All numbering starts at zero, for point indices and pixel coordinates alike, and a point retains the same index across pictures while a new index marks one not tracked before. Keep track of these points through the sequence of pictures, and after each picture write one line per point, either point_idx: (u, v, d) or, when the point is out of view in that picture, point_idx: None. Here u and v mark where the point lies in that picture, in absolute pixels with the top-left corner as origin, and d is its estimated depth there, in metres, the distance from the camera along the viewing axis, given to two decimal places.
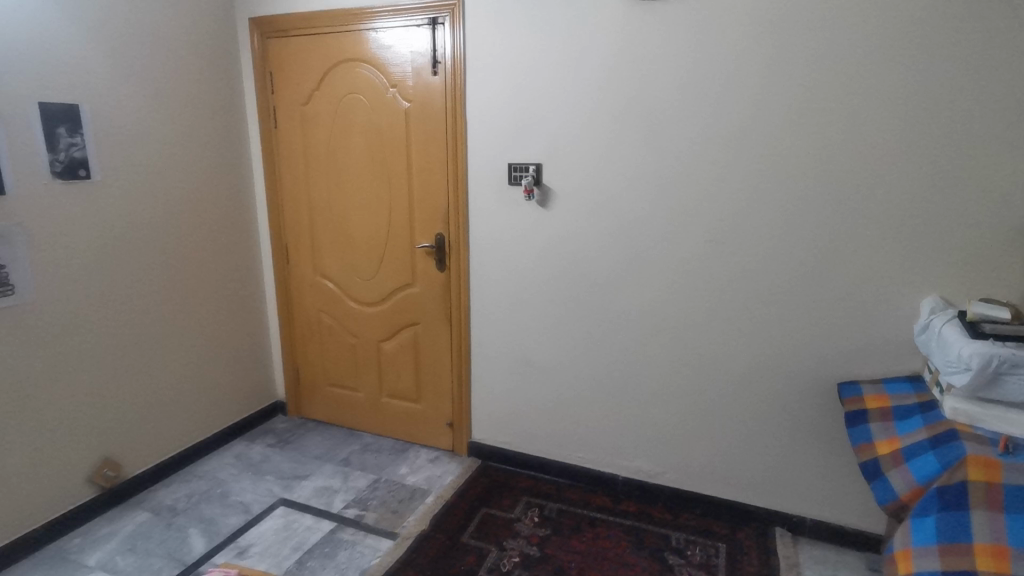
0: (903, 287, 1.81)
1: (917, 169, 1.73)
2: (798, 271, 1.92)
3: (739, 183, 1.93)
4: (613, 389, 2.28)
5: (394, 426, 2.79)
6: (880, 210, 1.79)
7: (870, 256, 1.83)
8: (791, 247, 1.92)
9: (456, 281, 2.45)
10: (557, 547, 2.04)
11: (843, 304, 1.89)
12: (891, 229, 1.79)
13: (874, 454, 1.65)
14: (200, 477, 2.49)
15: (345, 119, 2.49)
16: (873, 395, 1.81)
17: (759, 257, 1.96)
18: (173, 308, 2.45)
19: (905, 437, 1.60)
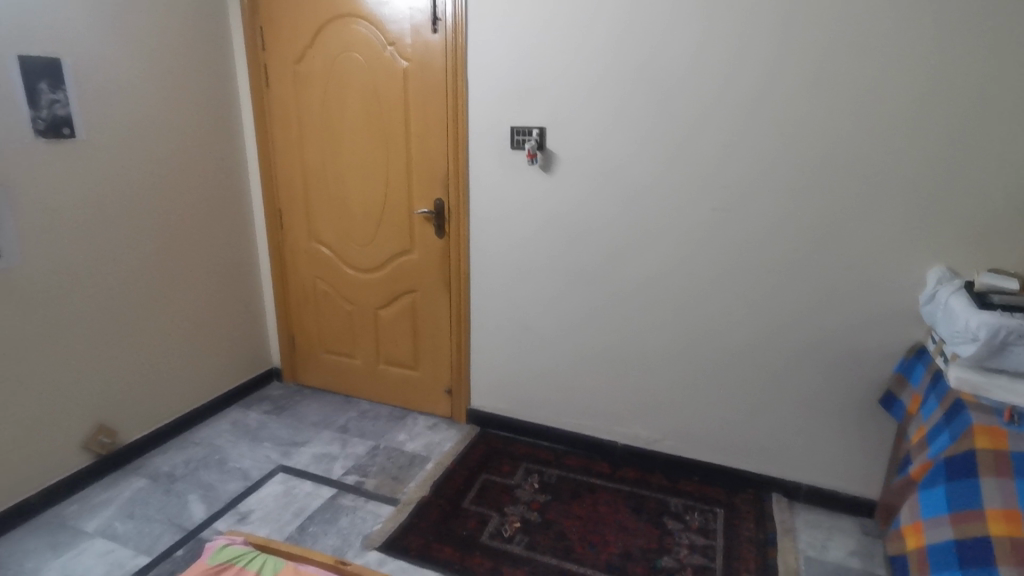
0: (910, 257, 1.80)
1: (932, 138, 1.69)
2: (805, 239, 1.90)
3: (748, 149, 1.89)
4: (613, 357, 2.28)
5: (392, 393, 2.78)
6: (891, 179, 1.76)
7: (878, 226, 1.81)
8: (799, 216, 1.89)
9: (456, 248, 2.41)
10: (557, 512, 2.06)
11: (848, 274, 1.88)
12: (901, 199, 1.76)
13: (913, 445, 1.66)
14: (196, 443, 2.47)
15: (340, 78, 2.40)
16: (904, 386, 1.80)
17: (767, 226, 1.93)
18: (163, 273, 2.39)
19: (927, 417, 1.61)
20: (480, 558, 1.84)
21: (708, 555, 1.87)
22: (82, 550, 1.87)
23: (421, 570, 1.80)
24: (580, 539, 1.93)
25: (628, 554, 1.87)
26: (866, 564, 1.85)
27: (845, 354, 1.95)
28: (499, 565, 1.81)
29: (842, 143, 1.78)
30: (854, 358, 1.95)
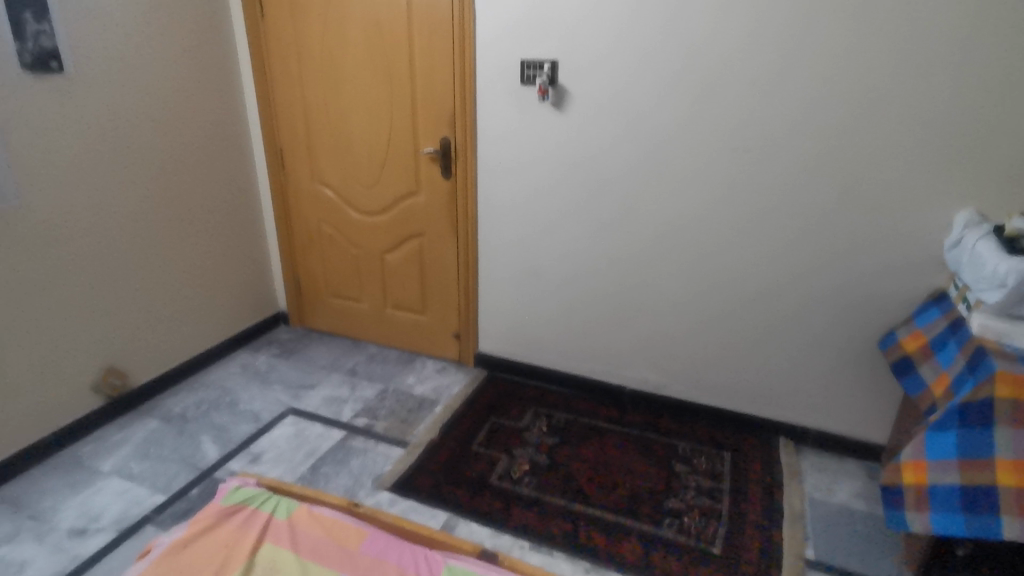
0: (938, 200, 1.72)
1: (975, 73, 1.58)
2: (829, 181, 1.82)
3: (774, 84, 1.78)
4: (624, 303, 2.24)
5: (400, 337, 2.77)
6: (925, 117, 1.66)
7: (908, 168, 1.72)
8: (823, 156, 1.80)
9: (463, 189, 2.33)
10: (565, 454, 2.08)
11: (871, 218, 1.81)
12: (934, 138, 1.67)
13: (930, 399, 1.59)
14: (207, 386, 2.49)
15: (339, 7, 2.26)
16: (909, 336, 1.78)
17: (789, 167, 1.84)
18: (165, 215, 2.33)
19: (951, 369, 1.54)
20: (490, 499, 1.86)
21: (715, 496, 1.89)
22: (99, 488, 1.90)
23: (432, 510, 1.83)
24: (588, 480, 1.95)
25: (636, 495, 1.89)
26: (871, 506, 1.87)
27: (863, 300, 1.91)
28: (509, 506, 1.84)
29: (876, 78, 1.67)
30: (872, 304, 1.90)
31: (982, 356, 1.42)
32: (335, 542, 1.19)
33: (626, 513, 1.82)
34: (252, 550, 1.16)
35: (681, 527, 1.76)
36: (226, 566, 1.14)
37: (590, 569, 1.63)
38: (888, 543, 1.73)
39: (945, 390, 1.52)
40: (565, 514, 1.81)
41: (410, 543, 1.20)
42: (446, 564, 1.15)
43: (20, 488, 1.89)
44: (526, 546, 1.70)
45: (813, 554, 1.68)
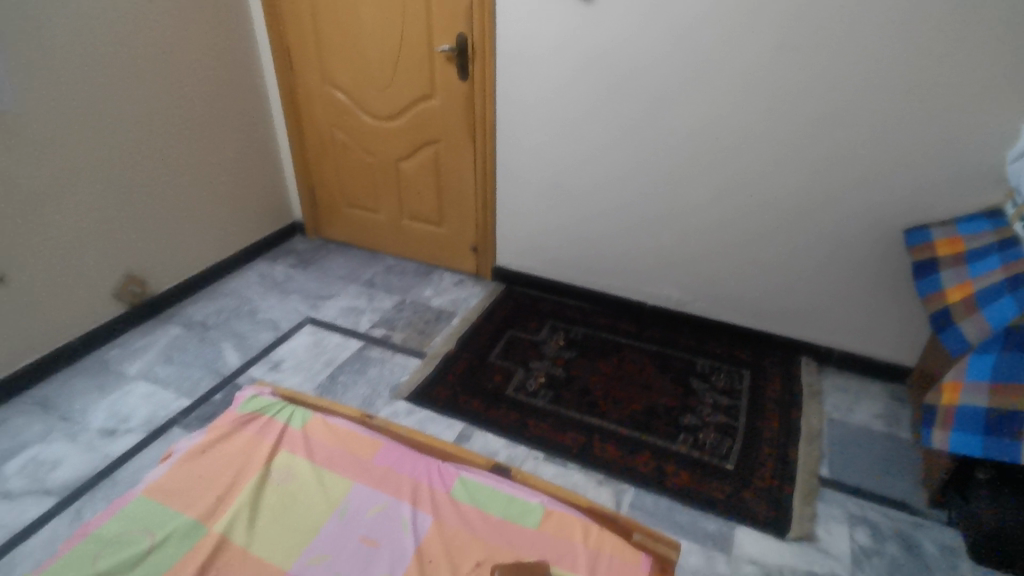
0: (1006, 106, 1.55)
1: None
2: (885, 85, 1.63)
3: None
4: (648, 216, 2.14)
5: (417, 248, 2.72)
6: (1005, 8, 1.45)
7: (979, 68, 1.53)
8: (880, 55, 1.61)
9: (482, 92, 2.18)
10: (582, 369, 2.07)
11: (927, 126, 1.64)
12: (1012, 33, 1.46)
13: (945, 304, 1.55)
14: (226, 294, 2.50)
15: None
16: (943, 240, 1.67)
17: (841, 69, 1.66)
18: (171, 116, 2.24)
19: (980, 282, 1.49)
20: (505, 410, 1.88)
21: (732, 414, 1.87)
22: (127, 391, 1.97)
23: (448, 420, 1.86)
24: (604, 395, 1.95)
25: (652, 410, 1.88)
26: (891, 427, 1.85)
27: (907, 217, 1.78)
28: (524, 418, 1.86)
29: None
30: (917, 222, 1.78)
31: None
32: (349, 451, 1.21)
33: (641, 428, 1.82)
34: (268, 457, 1.19)
35: (695, 442, 1.77)
36: (243, 471, 1.17)
37: (602, 480, 1.65)
38: (905, 464, 1.71)
39: (980, 306, 1.45)
40: (580, 427, 1.82)
41: (423, 454, 1.21)
42: (458, 476, 1.15)
43: (53, 389, 1.97)
44: (540, 457, 1.72)
45: (826, 472, 1.68)
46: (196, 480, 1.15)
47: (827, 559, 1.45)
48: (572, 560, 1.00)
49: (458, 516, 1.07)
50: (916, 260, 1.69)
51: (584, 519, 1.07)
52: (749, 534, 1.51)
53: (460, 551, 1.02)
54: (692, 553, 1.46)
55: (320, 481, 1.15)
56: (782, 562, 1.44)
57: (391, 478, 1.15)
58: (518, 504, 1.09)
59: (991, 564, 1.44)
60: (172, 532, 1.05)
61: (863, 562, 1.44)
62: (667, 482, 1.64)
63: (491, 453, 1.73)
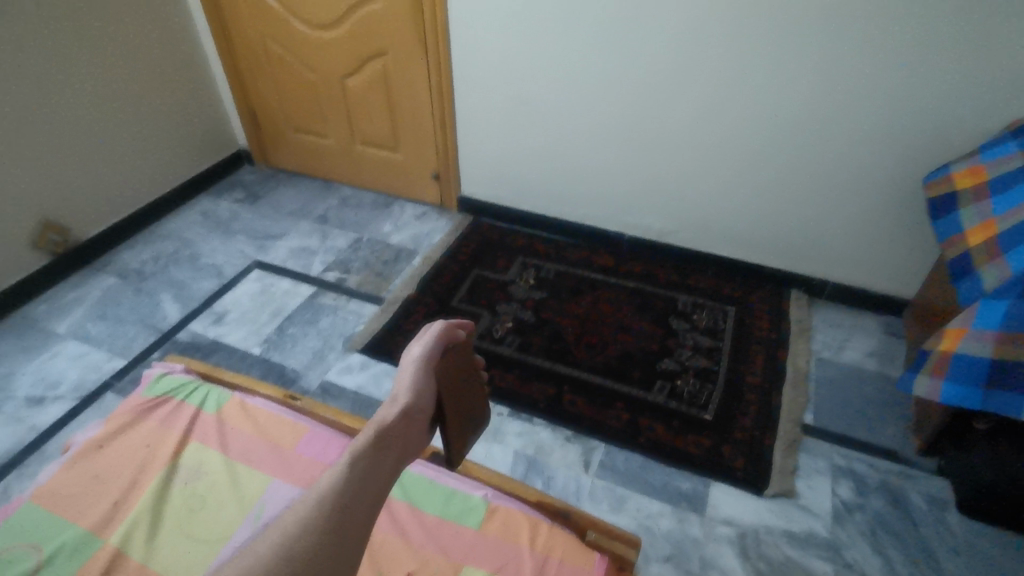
0: None
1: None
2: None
3: None
4: (618, 128, 1.87)
5: (374, 178, 2.45)
6: None
7: None
8: None
9: (432, 9, 1.87)
10: (552, 311, 1.88)
11: (965, 32, 1.37)
12: None
13: (964, 248, 1.32)
14: (164, 238, 2.25)
15: None
16: (965, 172, 1.45)
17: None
18: (71, 18, 1.90)
19: (1006, 219, 1.26)
20: None
21: (713, 358, 1.72)
22: (55, 353, 1.77)
23: None
24: (576, 341, 1.78)
25: (628, 357, 1.73)
26: (883, 367, 1.70)
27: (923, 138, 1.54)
28: (488, 370, 1.69)
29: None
30: (933, 149, 1.55)
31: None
32: (267, 441, 1.06)
33: (615, 377, 1.67)
34: (175, 451, 1.03)
35: (673, 391, 1.63)
36: (144, 470, 1.01)
37: (570, 438, 1.53)
38: (895, 408, 1.58)
39: (991, 248, 1.26)
40: (549, 378, 1.67)
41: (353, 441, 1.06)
42: None
43: None
44: (505, 413, 1.59)
45: (811, 420, 1.56)
46: (89, 481, 0.99)
47: (807, 517, 1.36)
48: (516, 569, 0.88)
49: (389, 519, 0.94)
50: (935, 200, 1.48)
51: (532, 515, 0.94)
52: (726, 492, 1.41)
53: (390, 562, 0.89)
54: (663, 516, 1.36)
55: (234, 479, 1.00)
56: (759, 523, 1.35)
57: (313, 473, 1.01)
58: (459, 501, 0.97)
59: (979, 516, 1.34)
60: (57, 549, 0.90)
61: (845, 520, 1.35)
62: (639, 437, 1.52)
63: None
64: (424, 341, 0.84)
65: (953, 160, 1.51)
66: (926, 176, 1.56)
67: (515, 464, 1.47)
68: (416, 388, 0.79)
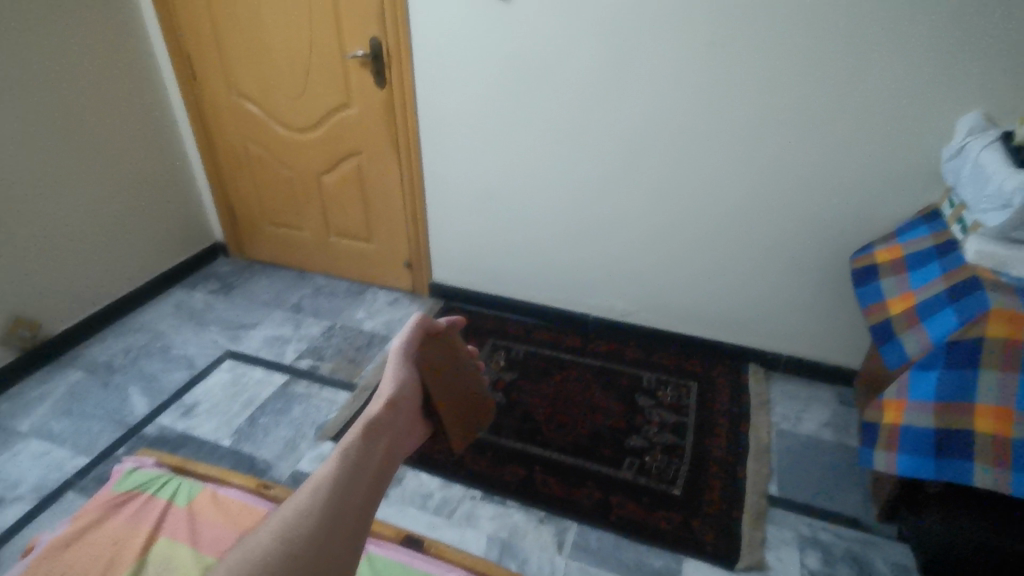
0: (933, 114, 1.49)
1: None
2: (824, 59, 1.51)
3: None
4: (578, 218, 2.01)
5: (348, 266, 2.54)
6: (929, 18, 1.39)
7: (908, 84, 1.48)
8: (814, 67, 1.53)
9: (403, 113, 2.04)
10: (522, 392, 1.93)
11: (872, 133, 1.56)
12: (937, 44, 1.41)
13: (889, 316, 1.46)
14: (135, 331, 2.26)
15: None
16: (885, 249, 1.61)
17: (775, 41, 1.53)
18: (60, 126, 2.01)
19: (923, 292, 1.40)
20: (442, 445, 1.74)
21: (679, 432, 1.78)
22: (16, 452, 1.73)
23: None
24: (546, 421, 1.82)
25: (597, 435, 1.77)
26: (840, 436, 1.77)
27: (849, 223, 1.71)
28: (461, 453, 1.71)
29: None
30: (859, 232, 1.72)
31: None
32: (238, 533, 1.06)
33: (586, 456, 1.71)
34: (143, 547, 1.02)
35: (642, 468, 1.67)
36: (110, 567, 1.00)
37: (543, 519, 1.54)
38: (853, 476, 1.65)
39: (913, 318, 1.38)
40: (521, 459, 1.69)
41: None
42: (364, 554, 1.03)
43: None
44: (478, 496, 1.60)
45: (775, 491, 1.61)
46: None
47: None
48: None
49: None
50: (859, 270, 1.64)
51: None
52: (698, 568, 1.42)
53: None
54: None
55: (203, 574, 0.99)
56: None
57: None
58: None
59: None
60: None
61: None
62: (611, 515, 1.54)
63: (424, 496, 1.60)
64: (405, 334, 0.90)
65: (875, 240, 1.68)
66: (857, 250, 1.71)
67: (489, 549, 1.46)
68: (403, 379, 0.84)
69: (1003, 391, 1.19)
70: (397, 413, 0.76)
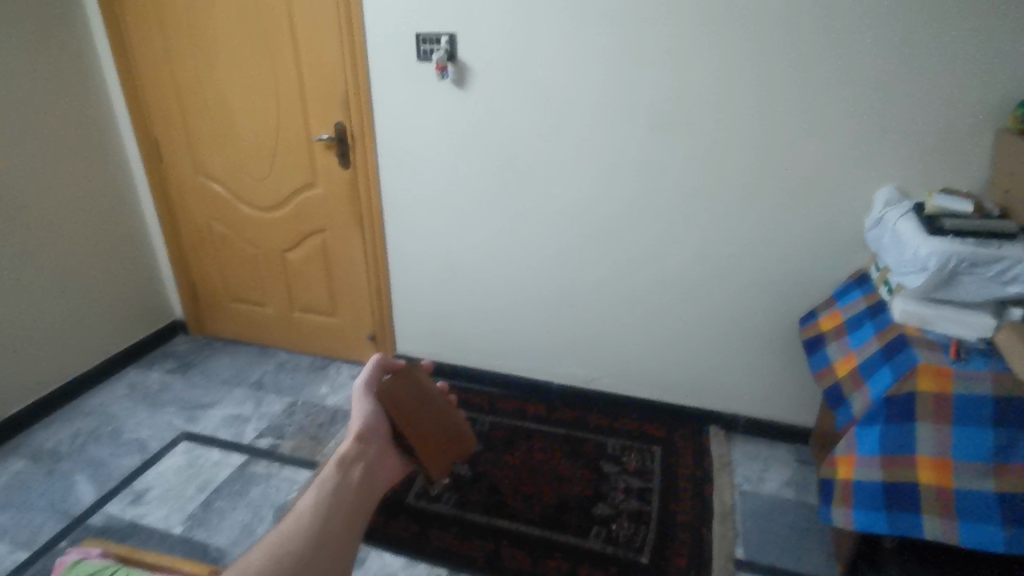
0: (855, 187, 1.64)
1: (915, 11, 1.43)
2: (753, 140, 1.66)
3: (692, 73, 1.64)
4: (538, 288, 2.08)
5: (311, 341, 2.53)
6: (840, 107, 1.57)
7: (828, 163, 1.63)
8: (745, 148, 1.68)
9: (366, 190, 2.12)
10: (488, 463, 1.92)
11: (804, 205, 1.70)
12: (850, 128, 1.58)
13: (835, 378, 1.53)
14: (85, 414, 2.18)
15: (207, 18, 2.03)
16: (827, 316, 1.71)
17: (710, 125, 1.68)
18: (17, 208, 2.02)
19: (861, 352, 1.49)
20: (406, 522, 1.70)
21: (644, 498, 1.78)
22: None
23: None
24: (512, 492, 1.80)
25: (564, 504, 1.76)
26: (801, 495, 1.81)
27: (792, 288, 1.82)
28: (426, 530, 1.68)
29: (810, 17, 1.50)
30: (801, 296, 1.83)
31: (972, 355, 1.30)
32: None
33: (553, 527, 1.69)
34: None
35: (609, 536, 1.66)
36: None
37: None
38: (816, 536, 1.66)
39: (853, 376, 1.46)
40: (487, 533, 1.67)
41: None
42: None
43: None
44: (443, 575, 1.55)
45: (742, 554, 1.61)
46: None
47: None
48: None
49: None
50: (808, 338, 1.72)
51: None
52: None
53: None
54: None
55: None
56: None
57: None
58: None
59: None
60: None
61: None
62: None
63: None
64: (366, 374, 0.96)
65: (817, 306, 1.79)
66: (802, 318, 1.81)
67: None
68: (368, 413, 0.90)
69: (940, 444, 1.26)
70: (366, 447, 0.84)
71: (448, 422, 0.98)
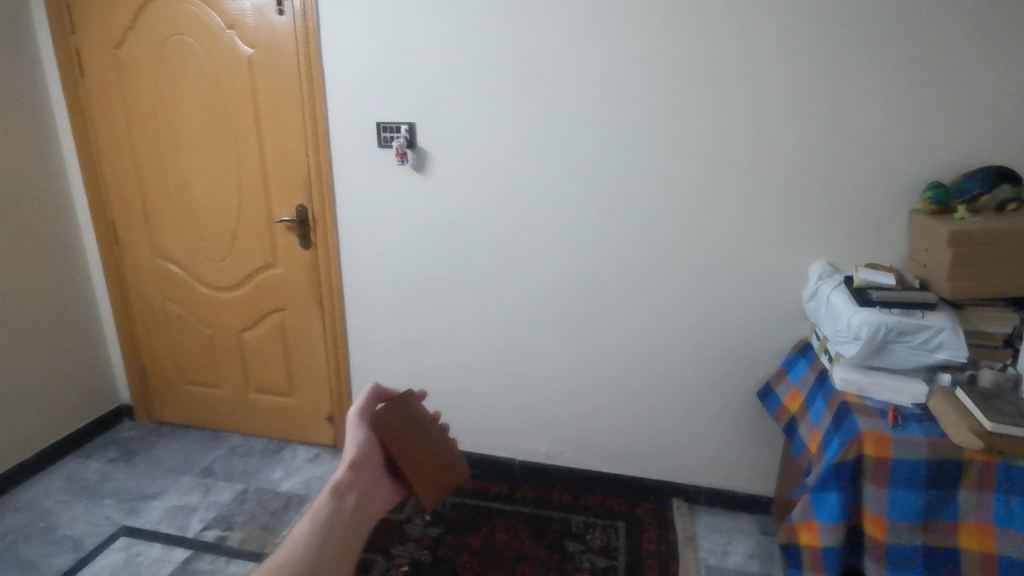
0: (790, 263, 1.76)
1: (827, 108, 1.60)
2: (694, 222, 1.78)
3: (636, 160, 1.77)
4: (498, 363, 2.10)
5: (266, 424, 2.45)
6: (771, 191, 1.71)
7: (765, 241, 1.75)
8: (688, 228, 1.79)
9: (326, 270, 2.14)
10: (450, 547, 1.86)
11: (746, 281, 1.80)
12: (781, 209, 1.71)
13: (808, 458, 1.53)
14: (15, 510, 2.03)
15: (175, 108, 2.10)
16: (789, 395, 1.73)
17: (654, 207, 1.80)
18: None
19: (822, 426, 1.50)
20: None
21: None
22: None
23: None
24: None
25: None
26: (765, 567, 1.80)
27: (741, 359, 1.89)
28: None
29: (737, 112, 1.66)
30: (750, 366, 1.90)
31: (908, 419, 1.36)
32: None
33: None
34: None
35: None
36: None
37: None
38: None
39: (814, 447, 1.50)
40: None
41: None
42: None
43: None
44: None
45: None
46: None
47: None
48: None
49: None
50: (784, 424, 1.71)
51: None
52: None
53: None
54: None
55: None
56: None
57: None
58: None
59: None
60: None
61: None
62: None
63: None
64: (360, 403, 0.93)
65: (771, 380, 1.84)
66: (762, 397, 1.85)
67: None
68: (361, 442, 0.88)
69: (878, 503, 1.33)
70: (358, 476, 0.83)
71: (438, 452, 0.95)
